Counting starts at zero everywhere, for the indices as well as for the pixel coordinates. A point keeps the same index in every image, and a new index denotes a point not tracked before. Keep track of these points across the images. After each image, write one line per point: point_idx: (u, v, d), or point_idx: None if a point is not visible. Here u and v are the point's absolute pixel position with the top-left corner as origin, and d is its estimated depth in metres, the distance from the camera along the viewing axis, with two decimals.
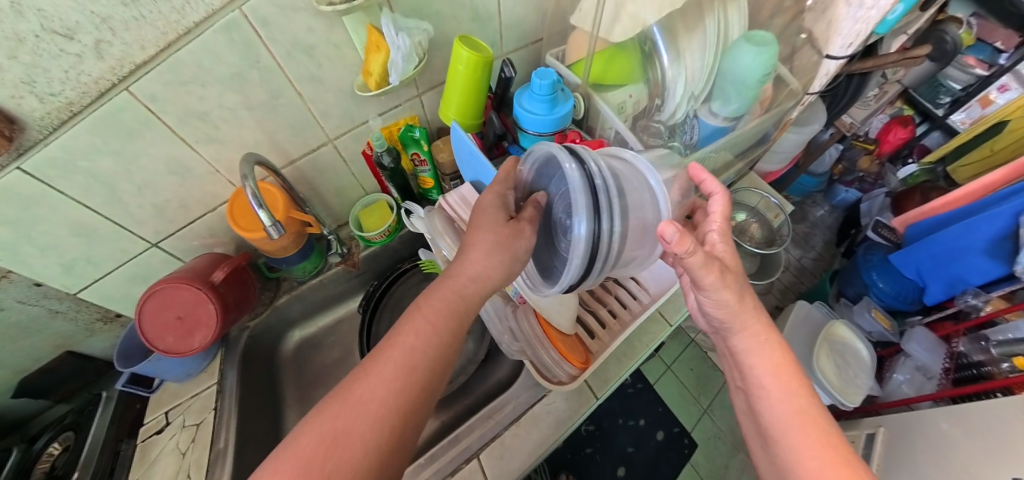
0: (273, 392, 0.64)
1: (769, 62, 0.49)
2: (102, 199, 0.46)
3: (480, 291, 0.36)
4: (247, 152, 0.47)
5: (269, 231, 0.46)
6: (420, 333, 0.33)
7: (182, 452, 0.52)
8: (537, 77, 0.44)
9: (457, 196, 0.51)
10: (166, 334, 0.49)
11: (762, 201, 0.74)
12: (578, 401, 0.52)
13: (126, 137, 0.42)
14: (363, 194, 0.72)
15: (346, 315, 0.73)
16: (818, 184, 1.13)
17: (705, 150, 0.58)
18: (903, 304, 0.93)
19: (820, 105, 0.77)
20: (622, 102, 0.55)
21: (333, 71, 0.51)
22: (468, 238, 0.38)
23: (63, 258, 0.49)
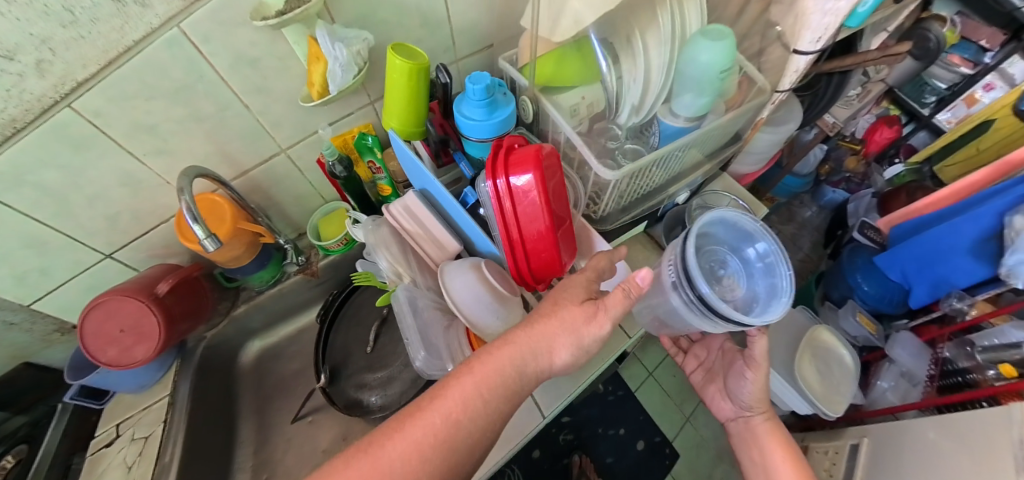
0: (229, 404, 0.63)
1: (729, 54, 0.48)
2: (51, 213, 0.45)
3: (536, 367, 0.34)
4: (189, 165, 0.45)
5: (205, 246, 0.44)
6: (463, 392, 0.30)
7: (128, 466, 0.53)
8: (470, 82, 0.43)
9: (400, 205, 0.49)
10: (108, 347, 0.47)
11: (731, 204, 0.69)
12: (524, 417, 0.52)
13: (71, 152, 0.42)
14: (324, 202, 0.72)
15: (307, 325, 0.72)
16: (804, 184, 1.07)
17: (671, 147, 0.53)
18: (889, 307, 0.90)
19: (795, 103, 0.72)
20: (575, 104, 0.54)
21: (279, 82, 0.50)
22: (549, 301, 0.37)
23: (14, 271, 0.48)
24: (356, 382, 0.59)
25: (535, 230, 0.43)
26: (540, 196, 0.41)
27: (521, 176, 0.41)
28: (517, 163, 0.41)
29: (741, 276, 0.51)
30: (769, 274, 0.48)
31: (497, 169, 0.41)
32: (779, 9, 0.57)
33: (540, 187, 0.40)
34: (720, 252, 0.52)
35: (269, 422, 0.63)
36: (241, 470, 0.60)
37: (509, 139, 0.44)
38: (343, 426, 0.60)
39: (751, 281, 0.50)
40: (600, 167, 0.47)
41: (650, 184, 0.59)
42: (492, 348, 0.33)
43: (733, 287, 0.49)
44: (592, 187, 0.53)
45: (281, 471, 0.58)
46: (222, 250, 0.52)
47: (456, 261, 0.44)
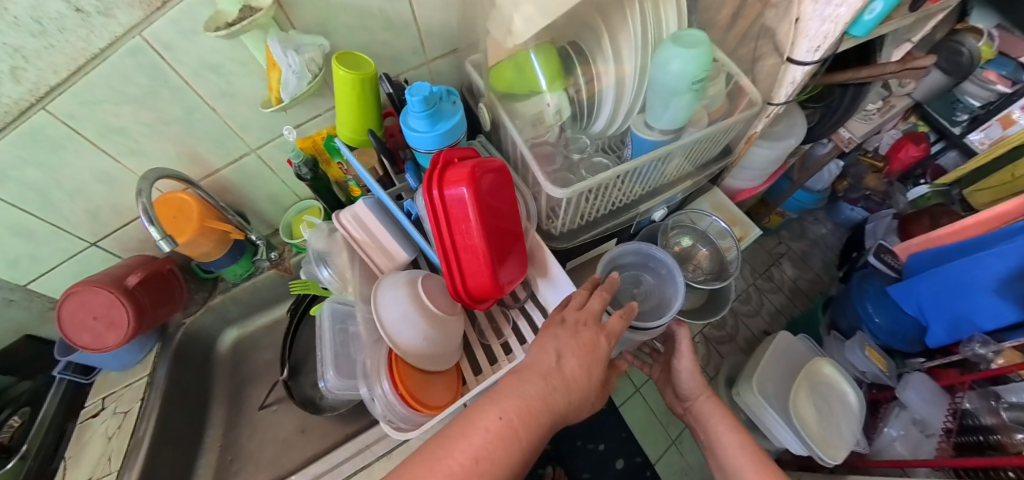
0: (203, 388, 0.67)
1: (702, 66, 0.39)
2: (36, 205, 0.50)
3: (564, 403, 0.32)
4: (151, 166, 0.49)
5: (160, 246, 0.47)
6: (499, 453, 0.27)
7: (108, 436, 0.58)
8: (410, 93, 0.41)
9: (349, 214, 0.49)
10: (82, 333, 0.53)
11: (712, 226, 0.63)
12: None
13: (50, 151, 0.45)
14: (298, 200, 0.75)
15: (281, 317, 0.76)
16: (818, 201, 0.97)
17: (637, 162, 0.46)
18: (902, 343, 0.81)
19: (799, 118, 0.66)
20: (538, 112, 0.47)
21: (244, 86, 0.51)
22: (579, 340, 0.36)
23: (6, 256, 0.54)
24: (313, 380, 0.62)
25: (472, 248, 0.40)
26: (474, 213, 0.37)
27: (454, 192, 0.37)
28: (451, 176, 0.37)
29: (655, 287, 0.55)
30: (672, 274, 0.54)
31: (432, 181, 0.38)
32: (774, 13, 0.49)
33: (473, 205, 0.37)
34: (635, 276, 0.57)
35: (239, 408, 0.66)
36: (208, 450, 0.63)
37: (448, 152, 0.40)
38: (303, 419, 0.62)
39: (665, 289, 0.54)
40: (550, 186, 0.43)
41: (620, 200, 0.53)
42: (530, 407, 0.30)
43: (652, 298, 0.54)
44: (545, 203, 0.49)
45: (244, 455, 0.61)
46: (190, 246, 0.57)
47: (394, 275, 0.44)
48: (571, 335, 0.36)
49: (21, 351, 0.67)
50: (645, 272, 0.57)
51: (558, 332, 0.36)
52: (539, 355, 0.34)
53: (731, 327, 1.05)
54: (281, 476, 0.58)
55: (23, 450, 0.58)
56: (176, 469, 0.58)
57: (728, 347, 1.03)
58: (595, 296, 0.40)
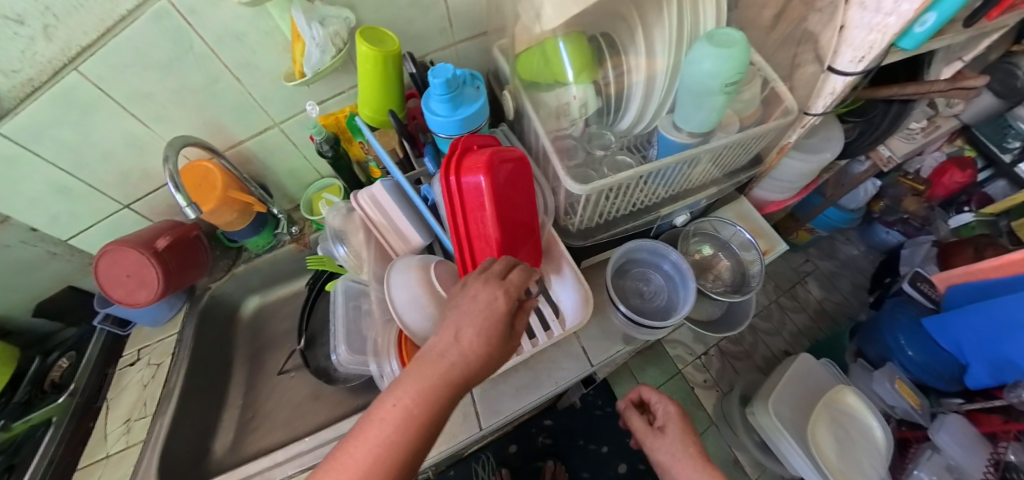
0: (226, 349, 0.72)
1: (735, 68, 0.38)
2: (71, 163, 0.54)
3: (469, 369, 0.28)
4: (178, 135, 0.54)
5: (186, 212, 0.52)
6: (382, 466, 0.24)
7: (143, 385, 0.63)
8: (432, 76, 0.40)
9: (366, 195, 0.50)
10: (117, 288, 0.60)
11: (735, 236, 0.60)
12: (460, 427, 0.46)
13: (82, 113, 0.48)
14: (319, 176, 0.78)
15: (300, 289, 0.80)
16: (851, 220, 0.92)
17: (664, 162, 0.44)
18: (936, 380, 0.78)
19: (837, 129, 0.62)
20: (563, 105, 0.46)
21: (266, 56, 0.52)
22: (472, 300, 0.30)
23: (48, 210, 0.61)
24: (326, 352, 0.65)
25: (485, 238, 0.40)
26: (488, 203, 0.38)
27: (471, 179, 0.38)
28: (468, 165, 0.38)
29: (663, 289, 0.54)
30: (684, 280, 0.52)
31: (449, 168, 0.38)
32: (819, 18, 0.46)
33: (489, 194, 0.37)
34: (644, 273, 0.55)
35: (257, 369, 0.71)
36: (230, 407, 0.67)
37: (467, 138, 0.40)
38: (314, 386, 0.65)
39: (673, 292, 0.53)
40: (569, 180, 0.40)
41: (643, 202, 0.51)
42: (423, 388, 0.26)
43: (659, 299, 0.53)
44: (564, 199, 0.47)
45: (262, 414, 0.65)
46: (216, 215, 0.63)
47: (406, 259, 0.46)
48: (469, 299, 0.30)
49: (61, 299, 0.79)
50: (655, 270, 0.55)
51: (455, 304, 0.30)
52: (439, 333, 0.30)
53: (748, 343, 1.04)
54: (293, 437, 0.61)
55: (71, 388, 0.64)
56: (199, 419, 0.62)
57: (744, 364, 1.02)
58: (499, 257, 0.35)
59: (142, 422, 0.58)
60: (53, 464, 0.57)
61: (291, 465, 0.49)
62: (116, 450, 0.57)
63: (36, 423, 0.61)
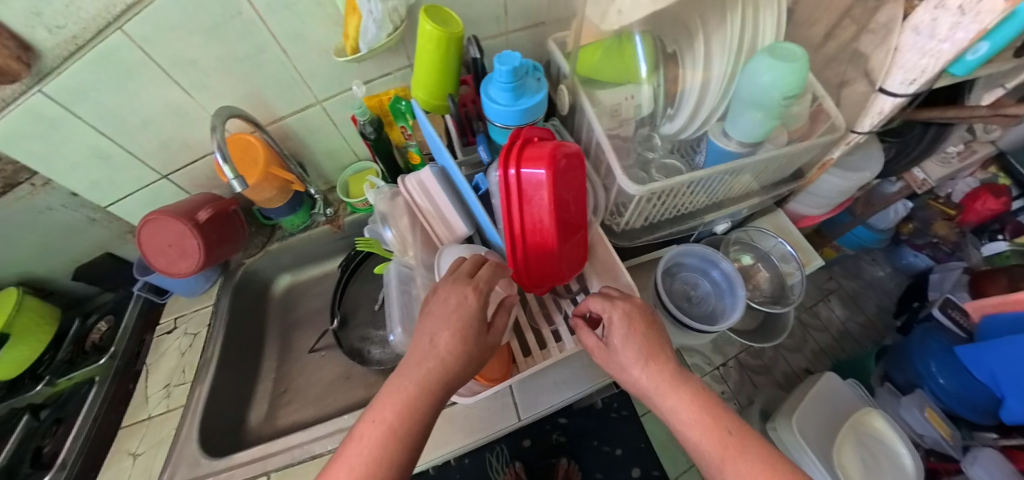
0: (258, 324, 0.75)
1: (796, 82, 0.40)
2: (113, 129, 0.57)
3: (446, 370, 0.33)
4: (223, 105, 0.55)
5: (232, 184, 0.53)
6: (379, 462, 0.28)
7: (181, 352, 0.66)
8: (498, 63, 0.41)
9: (415, 181, 0.51)
10: (161, 256, 0.62)
11: (777, 249, 0.60)
12: (498, 416, 0.50)
13: (123, 76, 0.50)
14: (355, 159, 0.80)
15: (330, 271, 0.82)
16: (879, 240, 0.94)
17: (714, 170, 0.45)
18: (969, 412, 0.69)
19: (876, 152, 0.62)
20: (617, 104, 0.49)
21: (315, 28, 0.53)
22: (443, 304, 0.36)
23: (88, 178, 0.63)
24: (360, 333, 0.67)
25: (539, 231, 0.42)
26: (548, 198, 0.39)
27: (533, 172, 0.38)
28: (530, 157, 0.38)
29: (711, 295, 0.54)
30: (734, 289, 0.51)
31: (509, 160, 0.39)
32: (871, 39, 0.46)
33: (548, 188, 0.38)
34: (692, 279, 0.55)
35: (288, 345, 0.73)
36: (264, 380, 0.69)
37: (529, 130, 0.42)
38: (347, 367, 0.67)
39: (721, 299, 0.53)
40: (625, 180, 0.42)
41: (686, 207, 0.53)
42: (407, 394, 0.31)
43: (707, 305, 0.53)
44: (615, 198, 0.49)
45: (294, 389, 0.67)
46: (256, 190, 0.64)
47: (457, 248, 0.48)
48: (443, 307, 0.36)
49: (101, 264, 0.82)
50: (705, 276, 0.55)
51: (430, 311, 0.36)
52: (417, 341, 0.35)
53: None
54: (325, 413, 0.63)
55: (112, 351, 0.67)
56: (233, 387, 0.64)
57: None
58: (467, 259, 0.41)
59: (182, 388, 0.61)
60: (98, 420, 0.60)
61: (332, 439, 0.50)
62: (158, 412, 0.59)
63: (80, 380, 0.64)
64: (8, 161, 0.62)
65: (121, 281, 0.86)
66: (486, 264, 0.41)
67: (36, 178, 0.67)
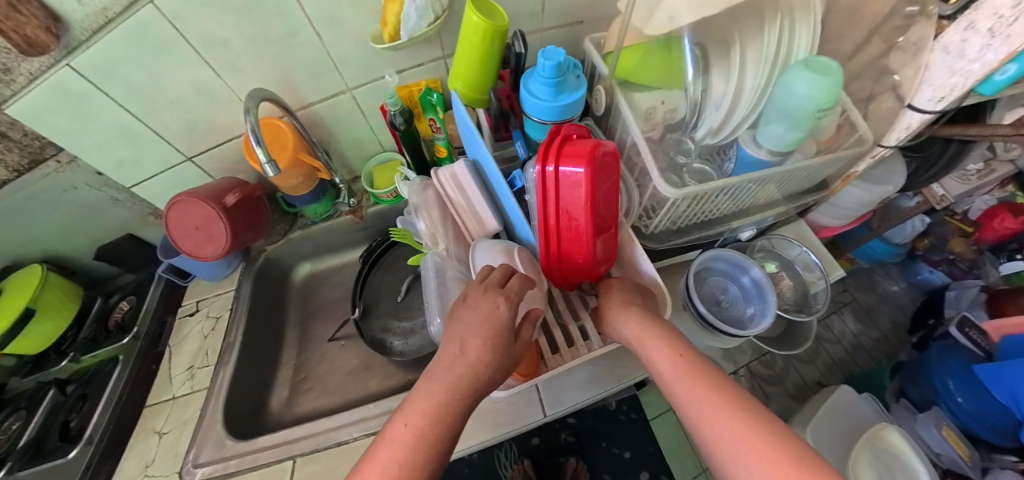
0: (279, 311, 0.75)
1: (830, 94, 0.41)
2: (140, 108, 0.58)
3: (476, 378, 0.33)
4: (255, 87, 0.55)
5: (265, 168, 0.54)
6: (409, 468, 0.27)
7: (204, 335, 0.66)
8: (543, 57, 0.43)
9: (448, 173, 0.53)
10: (188, 240, 0.63)
11: (800, 257, 0.62)
12: (523, 412, 0.52)
13: (153, 52, 0.51)
14: (380, 150, 0.81)
15: (349, 261, 0.83)
16: (896, 254, 0.96)
17: (746, 178, 0.46)
18: (988, 433, 0.67)
19: (900, 165, 0.64)
20: (651, 107, 0.51)
21: (351, 15, 0.54)
22: (472, 312, 0.38)
23: (114, 155, 0.63)
24: (381, 324, 0.68)
25: (573, 229, 0.42)
26: (584, 199, 0.38)
27: (570, 169, 0.38)
28: (569, 155, 0.38)
29: (739, 301, 0.55)
30: (763, 297, 0.53)
31: (547, 156, 0.39)
32: (900, 57, 0.47)
33: (587, 187, 0.38)
34: (721, 283, 0.57)
35: (308, 333, 0.74)
36: (284, 366, 0.70)
37: (569, 128, 0.42)
38: (367, 357, 0.68)
39: (748, 305, 0.55)
40: (661, 183, 0.43)
41: (712, 213, 0.54)
42: (436, 400, 0.31)
43: (734, 310, 0.55)
44: (647, 199, 0.50)
45: (314, 377, 0.68)
46: (284, 176, 0.65)
47: (490, 243, 0.49)
48: (471, 315, 0.38)
49: (124, 245, 0.82)
50: (733, 281, 0.57)
51: (461, 318, 0.38)
52: (446, 347, 0.36)
53: None
54: (345, 402, 0.64)
55: (135, 331, 0.68)
56: (255, 370, 0.65)
57: None
58: (496, 269, 0.43)
59: (205, 371, 0.62)
60: (122, 399, 0.61)
61: (357, 427, 0.51)
62: (182, 393, 0.60)
63: (105, 359, 0.68)
64: (36, 136, 0.63)
65: (141, 264, 0.87)
66: (515, 275, 0.42)
67: (61, 154, 0.69)
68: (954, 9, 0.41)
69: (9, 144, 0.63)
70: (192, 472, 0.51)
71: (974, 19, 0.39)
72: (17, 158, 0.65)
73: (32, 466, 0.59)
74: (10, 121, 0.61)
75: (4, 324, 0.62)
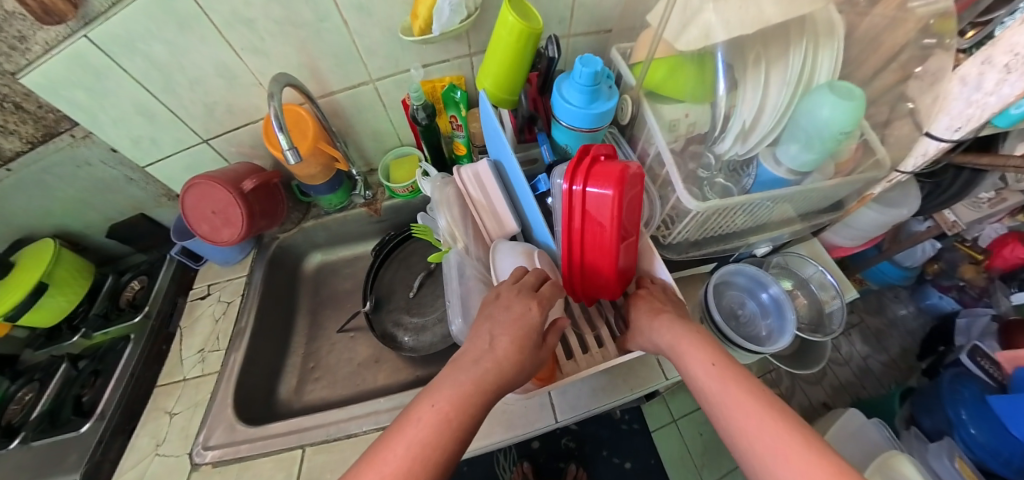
0: (290, 299, 0.76)
1: (854, 118, 0.42)
2: (160, 85, 0.58)
3: (503, 374, 0.34)
4: (282, 73, 0.55)
5: (287, 155, 0.54)
6: (432, 447, 0.28)
7: (215, 319, 0.67)
8: (581, 64, 0.44)
9: (471, 172, 0.54)
10: (203, 223, 0.63)
11: (816, 275, 0.63)
12: (537, 415, 0.53)
13: (177, 28, 0.51)
14: (398, 144, 0.81)
15: (362, 253, 0.84)
16: (906, 278, 0.99)
17: (767, 195, 0.48)
18: (1002, 469, 0.65)
19: (914, 189, 0.65)
20: (676, 120, 0.53)
21: (381, 7, 0.54)
22: (496, 310, 0.39)
23: (131, 132, 0.64)
24: (393, 318, 0.68)
25: (598, 241, 0.44)
26: (609, 214, 0.40)
27: (599, 189, 0.40)
28: (598, 175, 0.40)
29: (758, 316, 0.57)
30: (781, 314, 0.54)
31: (576, 174, 0.41)
32: (918, 85, 0.48)
33: (614, 206, 0.40)
34: (740, 297, 0.58)
35: (317, 322, 0.75)
36: (294, 354, 0.71)
37: (597, 148, 0.44)
38: (376, 351, 0.68)
39: (766, 320, 0.56)
40: (686, 196, 0.45)
41: (730, 226, 0.55)
42: (465, 390, 0.32)
43: (752, 325, 0.56)
44: (669, 210, 0.52)
45: (323, 366, 0.68)
46: (302, 165, 0.65)
47: (511, 245, 0.50)
48: (504, 311, 0.38)
49: (138, 225, 0.84)
50: (752, 296, 0.58)
51: (493, 315, 0.39)
52: (474, 342, 0.37)
53: (784, 387, 1.06)
54: (354, 393, 0.65)
55: (146, 310, 0.69)
56: (264, 358, 0.66)
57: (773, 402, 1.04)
58: (529, 272, 0.44)
59: (216, 355, 0.62)
60: (134, 376, 0.62)
61: (367, 421, 0.52)
62: (193, 375, 0.61)
63: (117, 336, 0.69)
64: (51, 108, 0.63)
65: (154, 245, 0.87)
66: (548, 281, 0.44)
67: (75, 129, 0.68)
68: (971, 43, 0.43)
69: (24, 115, 0.63)
70: (202, 454, 0.52)
71: (991, 53, 0.41)
72: (32, 130, 0.65)
73: (44, 437, 0.59)
74: (28, 92, 0.61)
75: (19, 294, 0.63)
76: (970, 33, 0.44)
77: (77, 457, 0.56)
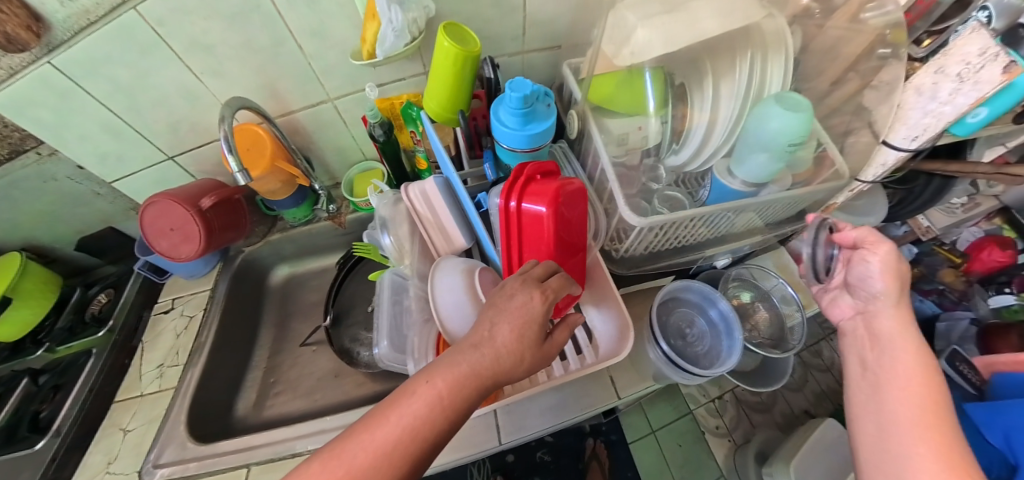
0: (255, 312, 0.76)
1: (802, 130, 0.41)
2: (122, 107, 0.58)
3: (505, 365, 0.31)
4: (235, 96, 0.55)
5: (237, 177, 0.54)
6: (422, 424, 0.28)
7: (177, 333, 0.68)
8: (510, 88, 0.43)
9: (417, 190, 0.53)
10: (161, 239, 0.63)
11: (778, 289, 0.63)
12: (483, 436, 0.53)
13: (138, 54, 0.51)
14: (364, 158, 0.81)
15: (329, 266, 0.84)
16: None
17: (719, 208, 0.46)
18: None
19: (882, 197, 0.63)
20: (626, 133, 0.49)
21: (335, 28, 0.54)
22: (496, 294, 0.34)
23: (96, 152, 0.64)
24: (351, 333, 0.69)
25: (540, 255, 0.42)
26: (547, 233, 0.40)
27: (534, 206, 0.40)
28: (532, 192, 0.40)
29: (707, 335, 0.56)
30: (730, 334, 0.53)
31: (512, 191, 0.41)
32: (874, 95, 0.45)
33: (547, 222, 0.39)
34: (690, 314, 0.57)
35: (283, 333, 0.75)
36: (255, 368, 0.71)
37: (533, 166, 0.43)
38: (337, 364, 0.69)
39: (717, 340, 0.55)
40: (628, 211, 0.44)
41: (685, 239, 0.54)
42: (461, 376, 0.30)
43: (700, 343, 0.56)
44: (616, 225, 0.51)
45: (284, 381, 0.69)
46: (261, 181, 0.65)
47: (449, 264, 0.49)
48: (509, 298, 0.33)
49: (107, 237, 0.85)
50: (703, 313, 0.57)
51: (493, 301, 0.33)
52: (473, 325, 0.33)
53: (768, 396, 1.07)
54: (312, 408, 0.65)
55: (110, 324, 0.69)
56: (225, 373, 0.66)
57: (762, 417, 1.04)
58: (537, 263, 0.37)
59: (175, 370, 0.63)
60: (93, 391, 0.62)
61: (313, 439, 0.52)
62: (150, 391, 0.62)
63: (79, 350, 0.69)
64: (16, 129, 0.63)
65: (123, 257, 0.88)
66: (558, 272, 0.37)
67: (41, 146, 0.68)
68: (925, 51, 0.42)
69: None
70: (152, 472, 0.53)
71: (943, 63, 0.39)
72: None
73: (3, 452, 0.60)
74: None
75: None
76: (926, 41, 0.43)
77: (32, 473, 0.57)
